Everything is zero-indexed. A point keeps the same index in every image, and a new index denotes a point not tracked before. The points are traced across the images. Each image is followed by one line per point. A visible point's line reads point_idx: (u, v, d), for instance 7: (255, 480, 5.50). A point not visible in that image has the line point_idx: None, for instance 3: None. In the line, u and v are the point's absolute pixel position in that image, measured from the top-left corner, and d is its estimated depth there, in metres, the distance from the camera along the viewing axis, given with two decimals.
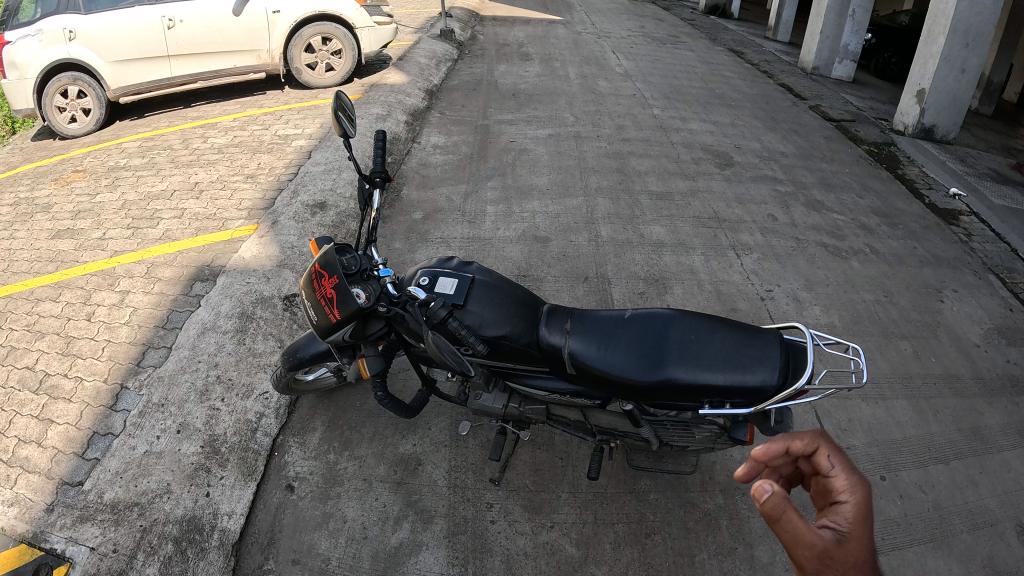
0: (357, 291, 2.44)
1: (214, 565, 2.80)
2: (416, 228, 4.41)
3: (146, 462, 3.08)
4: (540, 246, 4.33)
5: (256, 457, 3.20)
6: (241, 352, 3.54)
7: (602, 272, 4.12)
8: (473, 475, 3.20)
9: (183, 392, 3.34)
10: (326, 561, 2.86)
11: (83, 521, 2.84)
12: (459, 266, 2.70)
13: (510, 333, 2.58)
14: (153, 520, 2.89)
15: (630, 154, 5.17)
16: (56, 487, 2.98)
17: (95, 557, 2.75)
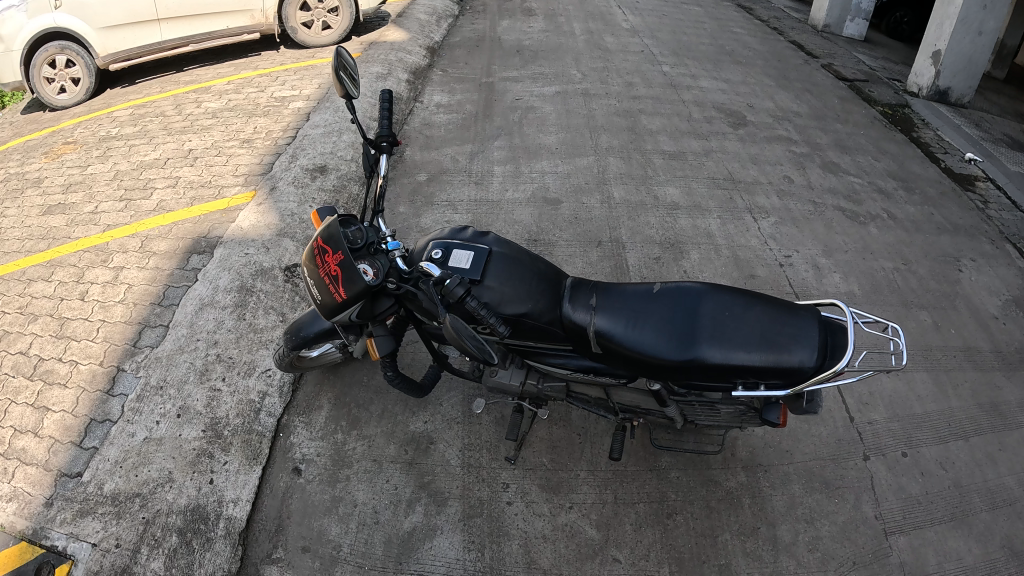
0: (364, 267, 2.24)
1: (221, 556, 2.76)
2: (418, 195, 4.24)
3: (146, 450, 2.99)
4: (548, 211, 4.17)
5: (260, 440, 3.08)
6: (241, 328, 3.39)
7: (616, 236, 3.98)
8: (488, 453, 3.07)
9: (182, 373, 3.20)
10: (337, 548, 2.80)
11: (84, 516, 2.81)
12: (473, 237, 2.53)
13: (531, 309, 2.43)
14: (156, 512, 2.84)
15: (641, 109, 4.93)
16: (56, 479, 2.92)
17: (98, 553, 2.72)
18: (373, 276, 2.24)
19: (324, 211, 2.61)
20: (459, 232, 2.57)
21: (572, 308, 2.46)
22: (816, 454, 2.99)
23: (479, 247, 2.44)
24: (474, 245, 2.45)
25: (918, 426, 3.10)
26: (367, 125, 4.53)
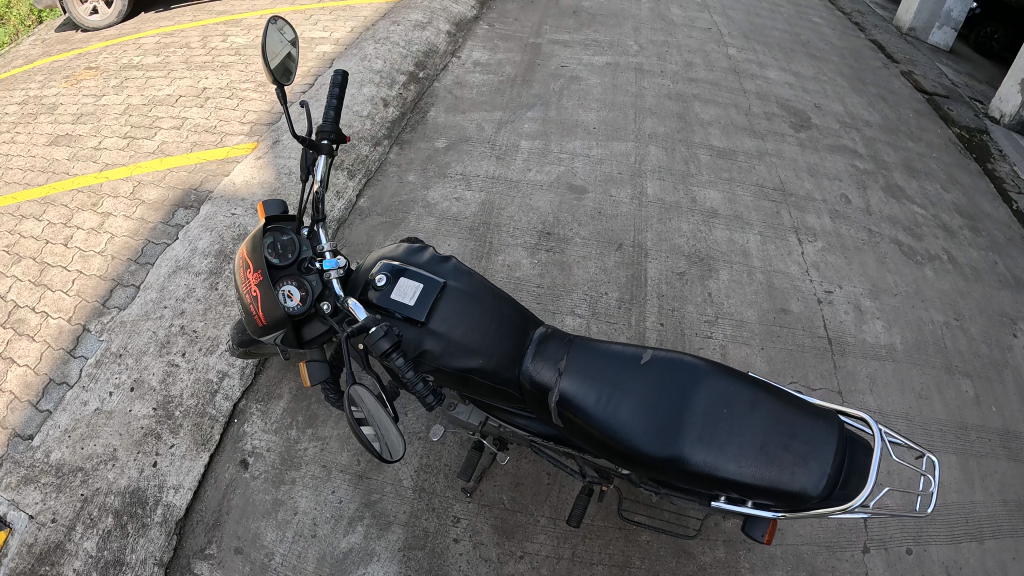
0: (287, 288, 1.95)
1: (155, 543, 2.66)
2: (431, 167, 3.95)
3: (95, 422, 2.86)
4: (572, 201, 3.78)
5: (212, 425, 2.95)
6: (210, 299, 3.22)
7: (641, 241, 3.55)
8: (445, 480, 2.86)
9: (143, 343, 3.06)
10: (270, 557, 2.67)
11: (27, 484, 2.72)
12: (429, 262, 2.13)
13: (483, 365, 2.05)
14: (95, 489, 2.73)
15: (695, 94, 4.46)
16: (7, 440, 2.83)
17: (34, 526, 2.64)
18: (298, 301, 1.95)
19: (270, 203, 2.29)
20: (414, 252, 2.17)
21: (535, 369, 2.03)
22: (811, 539, 2.67)
23: (430, 278, 2.04)
24: (425, 275, 2.04)
25: (930, 519, 2.74)
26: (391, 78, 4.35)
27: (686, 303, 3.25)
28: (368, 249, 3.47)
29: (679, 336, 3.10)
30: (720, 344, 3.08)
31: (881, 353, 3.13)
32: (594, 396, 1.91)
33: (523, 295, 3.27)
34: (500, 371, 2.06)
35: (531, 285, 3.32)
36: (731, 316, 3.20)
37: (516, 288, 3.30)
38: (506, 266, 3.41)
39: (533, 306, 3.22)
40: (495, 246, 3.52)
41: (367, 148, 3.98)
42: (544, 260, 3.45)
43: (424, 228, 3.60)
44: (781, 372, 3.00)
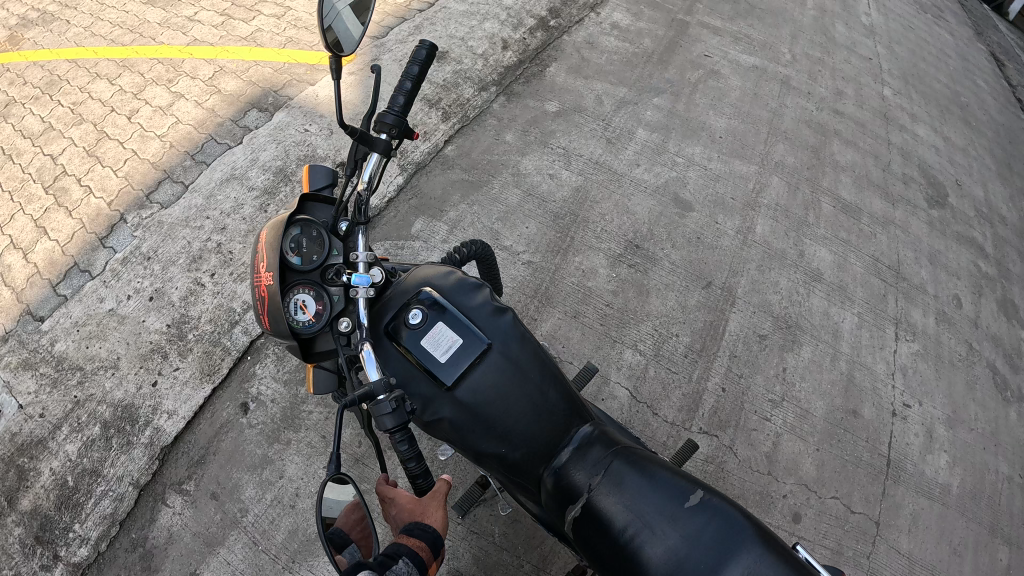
0: (303, 298, 1.89)
1: (135, 464, 2.64)
2: (532, 130, 3.55)
3: (107, 323, 2.86)
4: (672, 215, 3.33)
5: (223, 356, 2.87)
6: (256, 221, 3.09)
7: (731, 286, 3.12)
8: (442, 491, 2.71)
9: (175, 252, 3.01)
10: (243, 513, 2.62)
11: (25, 369, 2.75)
12: (481, 309, 1.94)
13: (504, 452, 1.91)
14: (88, 395, 2.72)
15: (834, 127, 3.83)
16: (18, 315, 2.89)
17: (20, 416, 2.68)
18: (311, 315, 1.90)
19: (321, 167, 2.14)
20: (468, 291, 1.98)
21: (566, 471, 1.91)
22: None
23: (474, 337, 1.86)
24: (469, 331, 1.87)
25: None
26: (516, 20, 3.97)
27: (757, 373, 2.88)
28: (438, 207, 3.23)
29: (736, 408, 2.78)
30: (776, 432, 2.75)
31: (933, 492, 2.69)
32: (609, 521, 1.76)
33: (583, 309, 3.00)
34: (521, 463, 1.94)
35: (600, 301, 3.02)
36: (798, 404, 2.82)
37: (580, 300, 3.01)
38: (577, 269, 3.10)
39: (589, 325, 2.96)
40: (574, 244, 3.18)
41: (469, 93, 3.62)
42: (622, 276, 3.10)
43: (504, 201, 3.28)
44: (827, 482, 2.66)
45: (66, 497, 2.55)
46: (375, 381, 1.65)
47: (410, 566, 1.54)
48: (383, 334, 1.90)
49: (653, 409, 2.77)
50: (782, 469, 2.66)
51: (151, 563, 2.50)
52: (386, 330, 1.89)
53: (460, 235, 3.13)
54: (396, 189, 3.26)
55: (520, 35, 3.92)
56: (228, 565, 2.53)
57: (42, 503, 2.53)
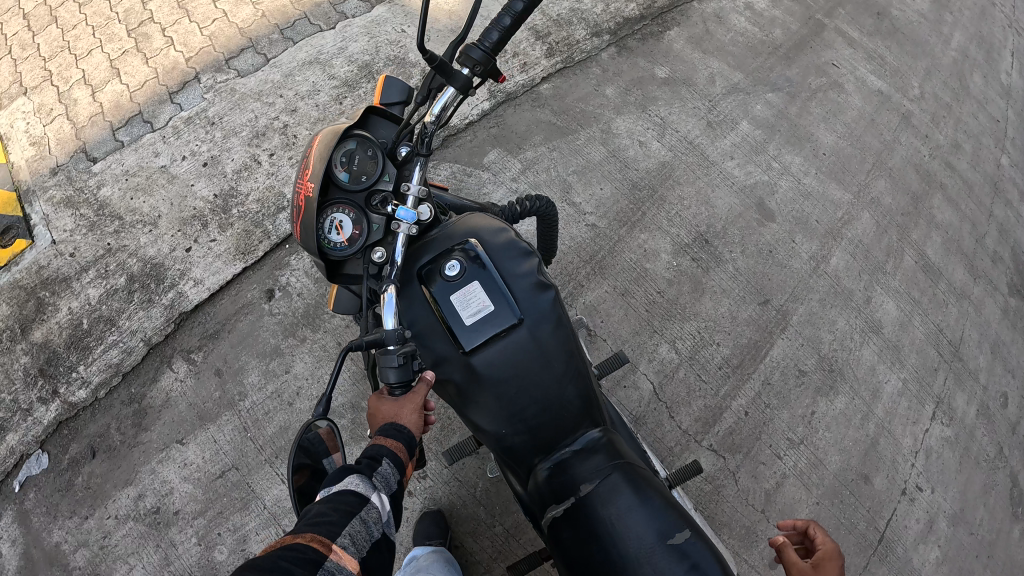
0: (341, 218, 1.84)
1: (152, 322, 2.73)
2: (635, 90, 3.20)
3: (157, 179, 2.89)
4: (751, 221, 2.99)
5: (261, 239, 2.85)
6: (328, 111, 3.00)
7: (790, 311, 2.87)
8: (438, 431, 2.64)
9: (240, 124, 2.97)
10: (241, 397, 2.67)
11: (65, 207, 2.84)
12: (523, 280, 1.83)
13: (503, 432, 1.81)
14: (122, 246, 2.79)
15: (945, 180, 3.20)
16: (72, 151, 2.94)
17: (51, 252, 2.79)
18: (344, 238, 1.85)
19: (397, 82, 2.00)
20: (516, 258, 1.87)
21: (563, 467, 1.76)
22: None
23: (506, 307, 1.77)
24: (502, 300, 1.78)
25: None
26: None
27: (784, 408, 2.73)
28: (516, 143, 3.05)
29: (753, 436, 2.68)
30: (783, 473, 2.64)
31: None
32: (591, 527, 1.61)
33: (633, 289, 2.83)
34: (518, 448, 1.83)
35: (652, 285, 2.84)
36: (815, 451, 2.69)
37: (633, 279, 2.85)
38: (638, 248, 2.90)
39: (634, 308, 2.80)
40: (644, 219, 2.95)
41: (580, 36, 3.28)
42: (683, 269, 2.88)
43: (584, 155, 3.05)
44: None
45: (77, 338, 2.69)
46: (388, 333, 1.55)
47: (394, 469, 1.44)
48: (415, 278, 1.83)
49: (671, 411, 2.68)
50: (775, 512, 2.58)
51: (142, 421, 2.65)
52: (420, 275, 1.82)
53: (529, 179, 2.98)
54: (479, 113, 3.08)
55: None
56: (214, 443, 2.62)
57: (54, 339, 2.69)
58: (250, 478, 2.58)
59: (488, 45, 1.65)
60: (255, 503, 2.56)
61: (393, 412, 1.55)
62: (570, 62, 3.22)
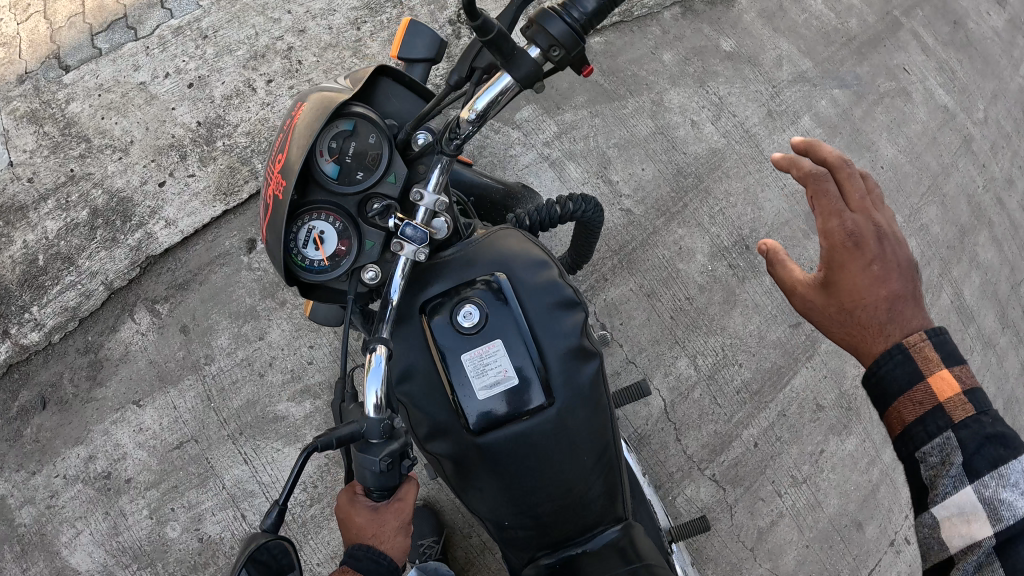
0: (321, 229, 1.42)
1: (115, 263, 2.44)
2: (695, 61, 2.79)
3: (134, 97, 2.49)
4: (797, 232, 2.70)
5: (247, 179, 2.48)
6: (342, 37, 2.54)
7: (818, 338, 2.67)
8: None
9: (235, 41, 2.51)
10: (207, 361, 2.42)
11: (26, 124, 2.47)
12: (559, 344, 1.51)
13: (505, 521, 1.56)
14: (87, 175, 2.46)
15: (994, 217, 3.00)
16: (45, 57, 2.52)
17: (8, 175, 2.45)
18: (326, 255, 1.43)
19: (425, 29, 1.57)
20: (556, 309, 1.53)
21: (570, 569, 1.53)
22: None
23: (531, 380, 1.47)
24: (528, 369, 1.48)
25: None
26: None
27: (793, 444, 2.60)
28: (555, 102, 2.63)
29: (756, 470, 2.56)
30: (779, 511, 2.55)
31: None
32: None
33: (660, 290, 2.55)
34: (519, 536, 1.58)
35: (682, 290, 2.57)
36: (814, 492, 2.59)
37: (663, 280, 2.56)
38: (672, 244, 2.58)
39: (658, 311, 2.54)
40: (684, 213, 2.62)
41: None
42: (718, 275, 2.60)
43: (628, 128, 2.65)
44: None
45: (32, 276, 2.44)
46: (370, 422, 1.28)
47: None
48: (422, 310, 1.51)
49: (678, 434, 2.52)
50: (763, 553, 2.51)
51: (98, 374, 2.44)
52: (428, 309, 1.50)
53: (564, 146, 2.60)
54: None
55: None
56: (173, 410, 2.41)
57: (6, 274, 2.44)
58: (210, 453, 2.39)
59: (576, 16, 1.10)
60: (214, 480, 2.38)
61: (374, 526, 1.36)
62: (628, 17, 2.76)
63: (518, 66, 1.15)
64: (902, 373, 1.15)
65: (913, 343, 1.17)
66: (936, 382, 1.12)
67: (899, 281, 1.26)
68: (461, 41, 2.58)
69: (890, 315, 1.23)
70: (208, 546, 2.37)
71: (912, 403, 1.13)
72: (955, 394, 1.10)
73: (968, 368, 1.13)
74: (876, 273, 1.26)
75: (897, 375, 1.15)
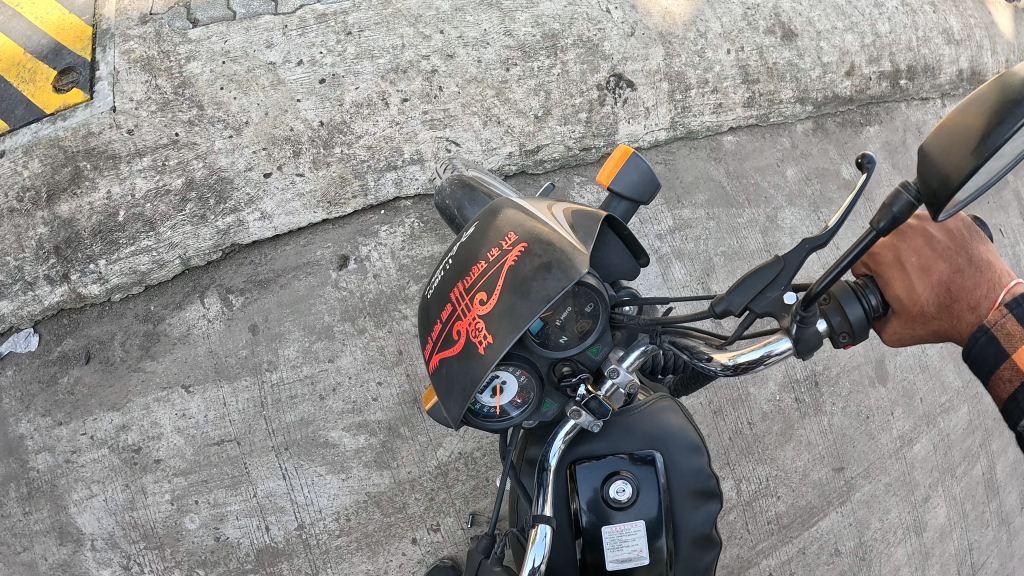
0: (504, 380, 1.33)
1: (198, 242, 2.35)
2: (814, 182, 2.90)
3: (259, 76, 2.44)
4: (864, 378, 2.83)
5: (356, 196, 2.45)
6: (488, 73, 2.57)
7: (855, 485, 2.73)
8: (469, 489, 2.43)
9: (379, 48, 2.51)
10: (270, 367, 2.35)
11: (141, 70, 2.40)
12: (694, 535, 1.42)
13: None
14: (188, 145, 2.37)
15: None
16: (174, 4, 2.50)
17: (108, 121, 2.35)
18: (498, 402, 1.36)
19: (640, 163, 1.54)
20: (699, 496, 1.44)
21: None
22: None
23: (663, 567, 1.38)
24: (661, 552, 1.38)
25: None
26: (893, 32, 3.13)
27: None
28: (677, 194, 2.71)
29: None
30: None
31: None
32: None
33: (727, 410, 2.67)
34: None
35: (745, 415, 2.67)
36: None
37: (734, 405, 2.68)
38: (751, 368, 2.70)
39: (718, 431, 2.65)
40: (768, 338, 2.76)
41: (786, 95, 2.90)
42: (783, 406, 2.71)
43: (739, 239, 2.72)
44: None
45: (106, 229, 2.31)
46: None
47: None
48: (574, 464, 1.46)
49: None
50: None
51: (152, 347, 2.33)
52: (579, 465, 1.45)
53: (676, 242, 2.66)
54: (651, 141, 2.71)
55: (883, 54, 3.10)
56: (222, 406, 2.32)
57: (80, 219, 2.31)
58: (249, 459, 2.30)
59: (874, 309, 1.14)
60: (245, 487, 2.29)
61: None
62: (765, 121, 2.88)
63: (806, 339, 1.15)
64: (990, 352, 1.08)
65: (993, 321, 1.08)
66: (1021, 358, 1.04)
67: (948, 255, 1.15)
68: (603, 109, 2.64)
69: (959, 298, 1.14)
70: (223, 547, 2.27)
71: (1004, 382, 1.07)
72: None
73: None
74: (922, 275, 1.14)
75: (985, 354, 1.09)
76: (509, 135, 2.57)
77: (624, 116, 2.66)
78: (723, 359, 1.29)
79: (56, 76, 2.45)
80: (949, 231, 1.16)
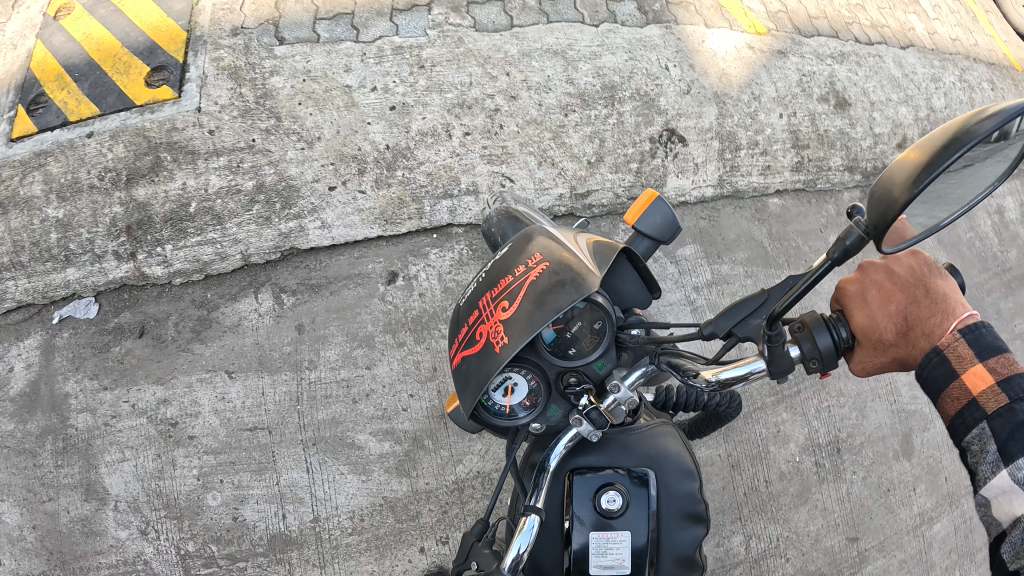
0: (515, 381, 1.40)
1: (259, 241, 2.50)
2: None
3: (336, 96, 2.63)
4: (889, 451, 2.80)
5: (411, 217, 2.59)
6: (547, 116, 2.71)
7: (872, 558, 2.68)
8: (482, 507, 2.46)
9: (448, 83, 2.69)
10: (309, 365, 2.45)
11: (228, 78, 2.60)
12: (676, 557, 1.45)
13: None
14: (263, 151, 2.54)
15: None
16: (264, 20, 2.73)
17: (191, 118, 2.54)
18: (508, 402, 1.42)
19: (665, 208, 1.61)
20: (687, 521, 1.46)
21: None
22: None
23: None
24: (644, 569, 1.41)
25: None
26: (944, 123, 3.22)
27: None
28: (718, 250, 2.74)
29: None
30: None
31: None
32: None
33: (744, 464, 2.66)
34: None
35: (763, 472, 2.66)
36: None
37: (752, 459, 2.66)
38: (773, 426, 2.70)
39: (734, 484, 2.63)
40: (795, 399, 2.76)
41: (835, 163, 2.98)
42: (802, 467, 2.70)
43: None
44: None
45: (175, 216, 2.46)
46: None
47: None
48: (572, 472, 1.49)
49: None
50: None
51: (202, 331, 2.46)
52: (577, 474, 1.48)
53: (711, 296, 2.66)
54: (697, 197, 2.77)
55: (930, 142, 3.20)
56: (259, 395, 2.42)
57: (154, 205, 2.46)
58: (277, 448, 2.38)
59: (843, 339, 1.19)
60: (270, 474, 2.36)
61: None
62: (812, 186, 2.94)
63: (777, 363, 1.23)
64: (940, 373, 1.15)
65: (946, 343, 1.16)
66: (968, 378, 1.13)
67: (906, 288, 1.20)
68: (654, 161, 2.73)
69: (916, 327, 1.19)
70: (240, 527, 2.32)
71: (951, 400, 1.15)
72: (989, 387, 1.11)
73: (1004, 357, 1.13)
74: (882, 305, 1.20)
75: (935, 376, 1.16)
76: (562, 177, 2.66)
77: (673, 169, 2.74)
78: (707, 375, 1.34)
79: (149, 71, 2.65)
80: (910, 267, 1.21)
